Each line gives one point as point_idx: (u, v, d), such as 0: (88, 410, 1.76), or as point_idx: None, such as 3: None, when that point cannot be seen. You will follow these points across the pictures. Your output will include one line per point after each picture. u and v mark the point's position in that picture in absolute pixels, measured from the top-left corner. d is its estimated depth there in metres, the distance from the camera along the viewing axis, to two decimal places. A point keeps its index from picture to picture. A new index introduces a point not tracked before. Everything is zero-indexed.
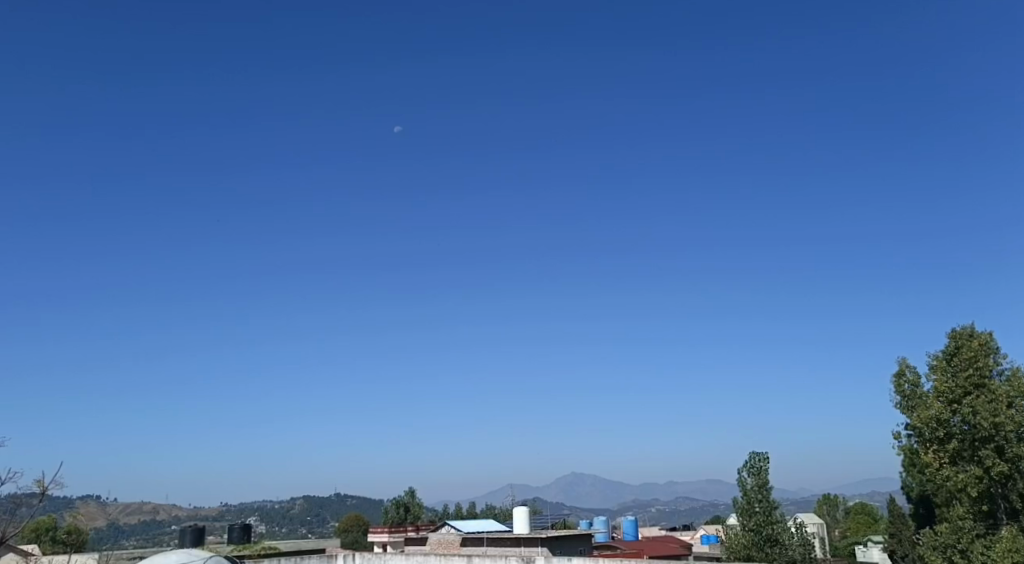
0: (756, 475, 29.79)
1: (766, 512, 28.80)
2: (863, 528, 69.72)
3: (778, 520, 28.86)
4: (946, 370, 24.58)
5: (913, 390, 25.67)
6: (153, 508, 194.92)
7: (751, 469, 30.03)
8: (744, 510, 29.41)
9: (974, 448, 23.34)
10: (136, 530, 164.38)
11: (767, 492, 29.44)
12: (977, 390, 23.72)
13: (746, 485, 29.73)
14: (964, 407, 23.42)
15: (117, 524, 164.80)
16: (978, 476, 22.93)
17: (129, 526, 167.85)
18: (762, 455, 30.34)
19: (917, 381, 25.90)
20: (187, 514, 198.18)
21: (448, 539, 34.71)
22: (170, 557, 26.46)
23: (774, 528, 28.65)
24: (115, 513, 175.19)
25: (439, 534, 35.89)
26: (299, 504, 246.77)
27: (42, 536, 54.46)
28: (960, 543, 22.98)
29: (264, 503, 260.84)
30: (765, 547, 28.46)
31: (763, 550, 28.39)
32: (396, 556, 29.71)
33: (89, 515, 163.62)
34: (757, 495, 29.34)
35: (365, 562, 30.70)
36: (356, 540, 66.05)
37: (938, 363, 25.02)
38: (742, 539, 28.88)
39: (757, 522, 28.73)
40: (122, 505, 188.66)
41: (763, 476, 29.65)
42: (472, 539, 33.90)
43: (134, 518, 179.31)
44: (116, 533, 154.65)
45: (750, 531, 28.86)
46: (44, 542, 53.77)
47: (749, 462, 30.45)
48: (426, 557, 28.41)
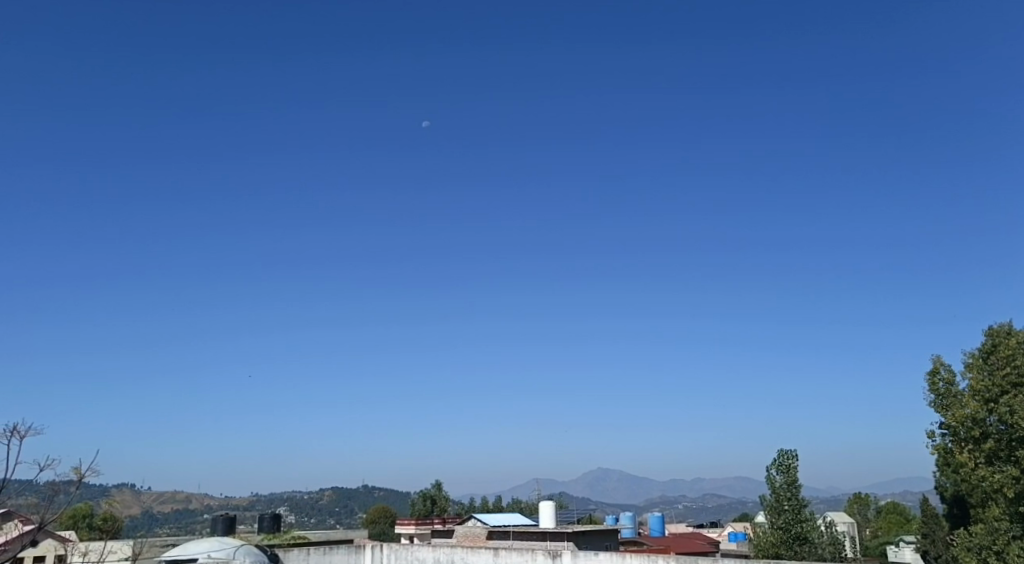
0: (786, 472, 29.45)
1: (795, 509, 28.50)
2: (895, 528, 68.79)
3: (807, 518, 28.54)
4: (982, 368, 24.15)
5: (948, 388, 25.23)
6: (186, 497, 198.53)
7: (780, 466, 29.70)
8: (772, 508, 29.12)
9: (1011, 448, 22.90)
10: (168, 518, 167.62)
11: (796, 490, 29.08)
12: (1014, 389, 23.20)
13: (775, 483, 29.43)
14: (1000, 407, 22.96)
15: (153, 512, 168.42)
16: (1014, 477, 22.41)
17: (162, 514, 171.21)
18: (792, 452, 29.97)
19: (951, 380, 25.45)
20: (218, 503, 201.75)
21: (475, 532, 34.92)
22: (202, 546, 26.96)
23: (803, 526, 28.36)
24: (149, 502, 179.11)
25: (465, 527, 36.11)
26: (328, 495, 249.75)
27: (78, 523, 55.78)
28: (995, 544, 22.63)
29: (293, 494, 264.31)
30: (794, 546, 28.24)
31: (792, 549, 28.19)
32: (423, 548, 29.88)
33: (124, 502, 167.37)
34: (786, 492, 29.01)
35: (393, 553, 30.90)
36: (383, 531, 66.64)
37: (973, 362, 24.61)
38: (771, 537, 28.66)
39: (786, 520, 28.47)
40: (156, 493, 192.64)
41: (793, 473, 29.28)
42: (498, 532, 34.17)
43: (167, 506, 182.96)
44: (149, 520, 157.52)
45: (779, 529, 28.61)
46: (81, 528, 55.19)
47: (778, 459, 30.08)
48: (452, 549, 28.54)
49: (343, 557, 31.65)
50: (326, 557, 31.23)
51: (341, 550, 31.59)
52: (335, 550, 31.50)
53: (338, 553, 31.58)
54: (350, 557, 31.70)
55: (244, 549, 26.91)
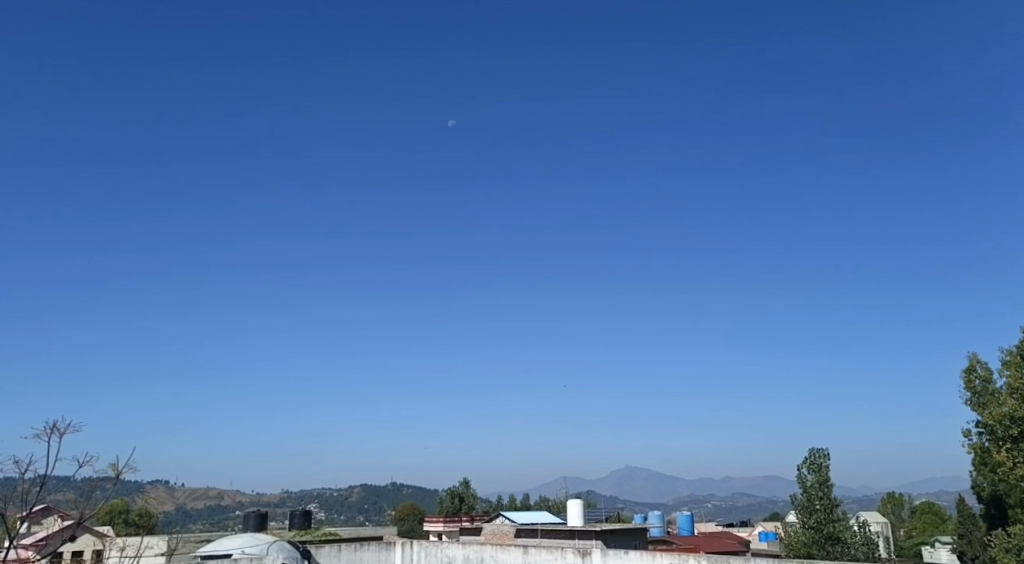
0: (817, 472, 29.11)
1: (827, 509, 28.18)
2: (930, 528, 67.61)
3: (839, 517, 28.22)
4: (1021, 365, 23.64)
5: (984, 386, 24.78)
6: (219, 494, 201.37)
7: (811, 465, 29.37)
8: (803, 507, 28.81)
9: None
10: (201, 514, 170.13)
11: (828, 489, 28.74)
12: None
13: (805, 482, 29.10)
14: None
15: (186, 509, 171.17)
16: None
17: (195, 510, 173.80)
18: (823, 451, 29.60)
19: (988, 378, 24.96)
20: (249, 500, 204.46)
21: (503, 530, 35.04)
22: (235, 541, 27.38)
23: (836, 526, 28.04)
24: (183, 499, 182.08)
25: (493, 525, 36.23)
26: (357, 492, 251.86)
27: (115, 518, 56.92)
28: None
29: (323, 490, 267.04)
30: (826, 546, 27.94)
31: (823, 549, 27.90)
32: (453, 545, 30.04)
33: (158, 498, 170.36)
34: (817, 492, 28.69)
35: (423, 550, 31.12)
36: (411, 528, 67.13)
37: (1012, 359, 24.09)
38: (803, 537, 28.39)
39: (817, 519, 28.16)
40: (189, 490, 195.81)
41: (824, 472, 28.94)
42: (526, 530, 34.25)
43: (200, 503, 185.69)
44: (183, 516, 160.27)
45: (810, 529, 28.30)
46: (118, 524, 56.32)
47: (809, 458, 29.73)
48: (481, 547, 28.69)
49: (374, 554, 31.90)
50: (357, 553, 31.50)
51: (371, 547, 31.84)
52: (365, 547, 31.76)
53: (369, 549, 31.84)
54: (380, 553, 31.93)
55: (277, 545, 27.30)
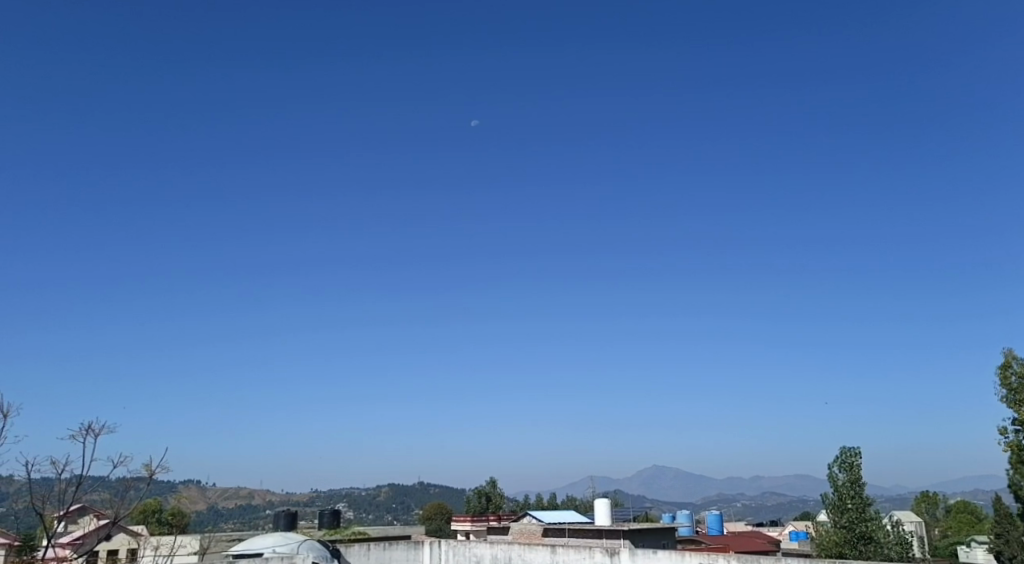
0: (848, 471, 28.72)
1: (859, 508, 27.81)
2: (966, 528, 66.33)
3: (872, 517, 27.81)
4: None
5: (1021, 382, 24.29)
6: (249, 493, 203.82)
7: (842, 464, 28.99)
8: (835, 507, 28.46)
9: None
10: (232, 513, 172.19)
11: (860, 488, 28.34)
12: None
13: (837, 481, 28.73)
14: None
15: (218, 508, 173.53)
16: None
17: (227, 509, 175.89)
18: (854, 449, 29.17)
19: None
20: (280, 499, 206.76)
21: (530, 529, 35.08)
22: (266, 540, 27.70)
23: (868, 525, 27.65)
24: (215, 499, 184.55)
25: (521, 524, 36.28)
26: (385, 492, 253.81)
27: (149, 517, 57.85)
28: None
29: (351, 491, 268.67)
30: (858, 545, 27.54)
31: (856, 548, 27.51)
32: (480, 545, 30.10)
33: (191, 498, 172.66)
34: (848, 491, 28.31)
35: (451, 549, 31.26)
36: (439, 527, 67.39)
37: None
38: (835, 536, 28.04)
39: (849, 518, 27.79)
40: (221, 489, 198.55)
41: (856, 471, 28.54)
42: (554, 529, 34.27)
43: (231, 502, 187.98)
44: (215, 516, 162.59)
45: (842, 528, 27.94)
46: (152, 523, 57.22)
47: (841, 456, 29.33)
48: (509, 546, 28.74)
49: (402, 552, 32.02)
50: (386, 552, 31.67)
51: (400, 546, 31.97)
52: (394, 546, 31.90)
53: (398, 548, 31.96)
54: (409, 552, 32.06)
55: (307, 544, 27.56)
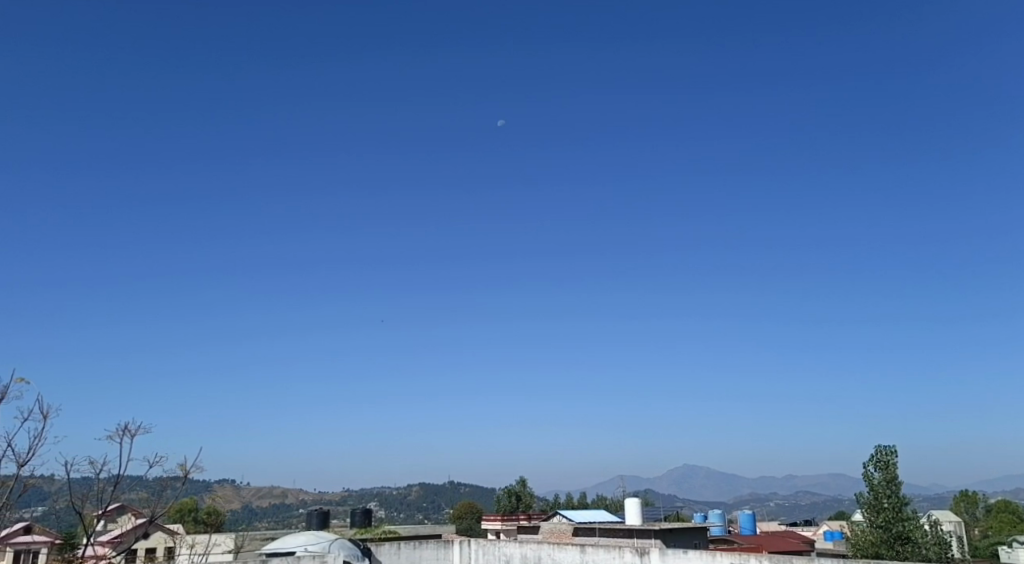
0: (884, 469, 28.23)
1: (896, 508, 27.34)
2: (1007, 528, 64.91)
3: (909, 516, 27.31)
4: None
5: None
6: (283, 492, 206.42)
7: (878, 463, 28.51)
8: (871, 506, 28.03)
9: None
10: (266, 512, 174.42)
11: (897, 487, 27.84)
12: None
13: (873, 480, 28.25)
14: None
15: (252, 507, 176.03)
16: None
17: (261, 508, 178.33)
18: (890, 448, 28.65)
19: None
20: (313, 499, 209.07)
21: (560, 529, 35.06)
22: (299, 539, 28.00)
23: (905, 525, 27.14)
24: (250, 498, 187.43)
25: (551, 523, 36.31)
26: (416, 491, 255.40)
27: (185, 516, 58.88)
28: None
29: (383, 490, 269.89)
30: (895, 545, 27.08)
31: (893, 548, 27.05)
32: (510, 544, 30.14)
33: (226, 498, 175.32)
34: (884, 490, 27.86)
35: (481, 548, 31.31)
36: (469, 526, 67.81)
37: None
38: (870, 536, 27.61)
39: (886, 518, 27.35)
40: (256, 488, 201.69)
41: (892, 470, 28.06)
42: (584, 528, 34.20)
43: (265, 501, 190.51)
44: (250, 515, 164.89)
45: (878, 528, 27.51)
46: (188, 522, 58.23)
47: (876, 454, 28.84)
48: (539, 545, 28.69)
49: (432, 551, 32.13)
50: (416, 551, 31.77)
51: (430, 545, 32.06)
52: (424, 545, 31.99)
53: (427, 547, 32.05)
54: (439, 551, 32.16)
55: (339, 543, 27.83)
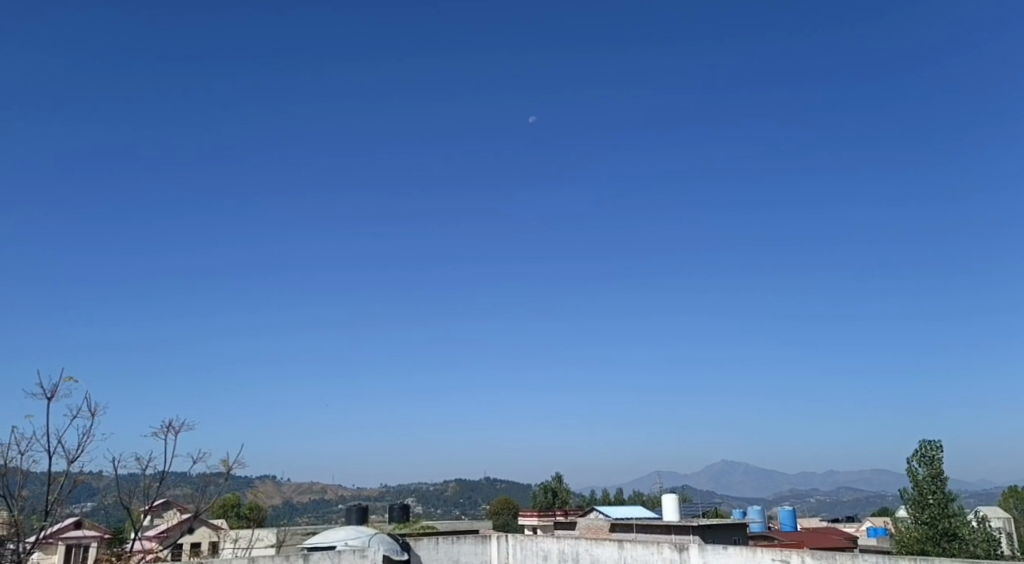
0: (929, 465, 27.66)
1: (941, 504, 26.80)
2: None
3: (955, 513, 26.74)
4: None
5: None
6: (322, 487, 209.13)
7: (922, 458, 27.92)
8: (915, 502, 27.51)
9: None
10: (307, 507, 176.76)
11: (942, 483, 27.26)
12: None
13: (917, 476, 27.69)
14: None
15: (293, 502, 178.80)
16: None
17: (301, 503, 180.85)
18: (936, 443, 28.03)
19: None
20: (351, 494, 211.55)
21: (597, 525, 35.05)
22: (339, 534, 28.39)
23: (951, 521, 26.58)
24: (290, 493, 190.50)
25: (587, 519, 36.28)
26: (453, 486, 256.99)
27: (229, 511, 59.87)
28: None
29: (420, 485, 272.48)
30: (941, 542, 26.51)
31: (939, 545, 26.49)
32: (547, 539, 30.18)
33: (268, 493, 178.30)
34: (929, 486, 27.31)
35: (518, 543, 31.37)
36: (506, 522, 68.23)
37: None
38: (915, 533, 27.11)
39: (931, 514, 26.82)
40: (297, 484, 204.78)
41: (937, 465, 27.47)
42: (621, 525, 34.12)
43: (306, 496, 193.43)
44: (291, 511, 167.58)
45: (923, 525, 26.98)
46: (231, 517, 59.22)
47: (921, 449, 28.24)
48: (576, 541, 28.68)
49: (470, 546, 32.22)
50: (455, 545, 31.86)
51: (468, 540, 32.16)
52: (463, 540, 32.09)
53: (466, 541, 32.18)
54: (476, 546, 32.27)
55: (378, 538, 28.13)
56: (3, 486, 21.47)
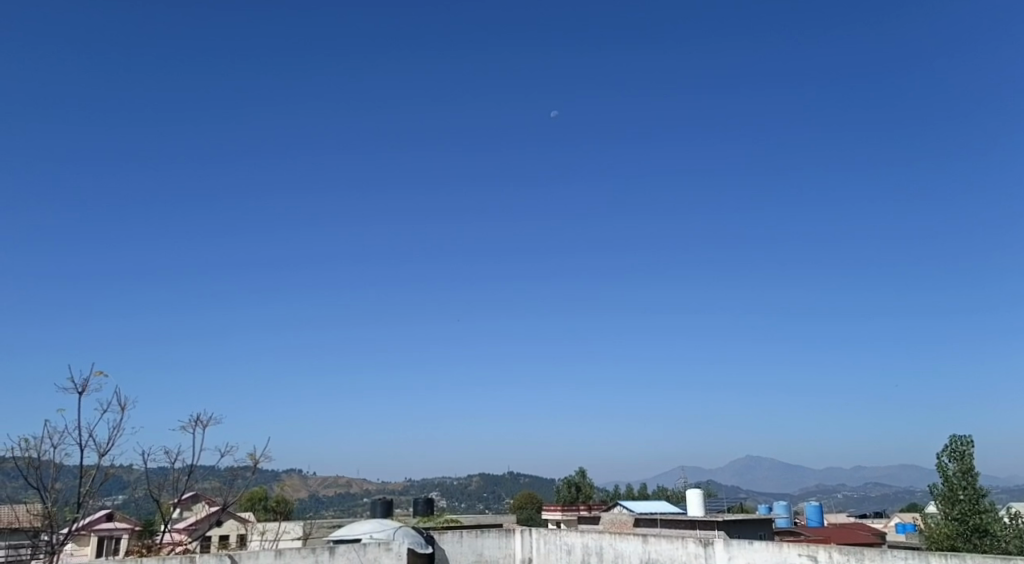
0: (959, 460, 27.23)
1: (972, 500, 26.39)
2: None
3: (987, 509, 26.30)
4: None
5: None
6: (348, 481, 210.75)
7: (953, 453, 27.49)
8: (945, 498, 27.11)
9: None
10: (332, 501, 178.29)
11: (973, 478, 26.83)
12: None
13: (947, 471, 27.29)
14: None
15: (319, 496, 180.44)
16: None
17: (327, 497, 182.51)
18: (966, 438, 27.58)
19: None
20: (376, 488, 213.09)
21: (621, 519, 34.97)
22: (364, 526, 28.57)
23: (982, 517, 26.13)
24: (316, 487, 192.35)
25: (611, 514, 36.22)
26: (476, 480, 257.74)
27: (256, 504, 60.55)
28: None
29: (445, 480, 273.75)
30: (972, 538, 26.09)
31: (970, 542, 26.08)
32: (571, 533, 30.16)
33: (294, 487, 180.13)
34: (959, 482, 26.89)
35: (542, 537, 31.39)
36: (530, 516, 68.31)
37: None
38: (945, 529, 26.72)
39: (961, 510, 26.43)
40: (323, 478, 206.57)
41: (967, 461, 27.04)
42: (645, 520, 34.01)
43: (331, 490, 195.13)
44: (317, 504, 169.14)
45: (953, 521, 26.60)
46: (257, 510, 59.87)
47: (951, 444, 27.80)
48: (600, 535, 28.62)
49: (495, 540, 32.27)
50: (479, 539, 31.87)
51: (492, 534, 32.18)
52: (486, 534, 32.11)
53: (490, 535, 32.19)
54: (500, 540, 32.30)
55: (403, 531, 28.27)
56: (36, 479, 21.90)
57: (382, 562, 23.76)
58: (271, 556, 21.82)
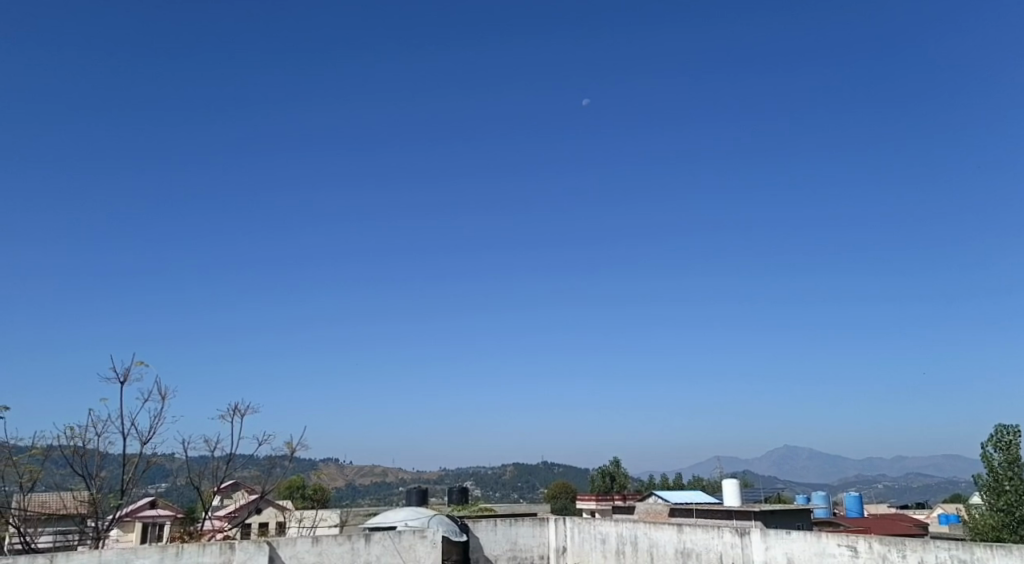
0: (1005, 450, 26.50)
1: (1018, 490, 25.70)
2: None
3: None
4: None
5: None
6: (384, 470, 212.50)
7: (998, 443, 26.77)
8: (990, 489, 26.44)
9: None
10: (368, 490, 180.03)
11: (1020, 469, 26.12)
12: None
13: (992, 461, 26.60)
14: None
15: (355, 485, 182.68)
16: None
17: (364, 486, 184.41)
18: (1012, 427, 26.83)
19: None
20: (412, 477, 214.77)
21: (656, 509, 34.73)
22: (399, 514, 28.82)
23: None
24: (352, 476, 194.54)
25: (646, 505, 35.94)
26: (512, 470, 258.63)
27: (294, 493, 61.45)
28: None
29: (480, 469, 274.86)
30: (1018, 529, 25.39)
31: (1016, 533, 25.36)
32: (605, 523, 30.08)
33: (331, 476, 182.47)
34: (1006, 472, 26.20)
35: (576, 525, 31.37)
36: (564, 507, 68.34)
37: None
38: (990, 520, 26.04)
39: (1007, 501, 25.74)
40: (359, 467, 208.76)
41: (1014, 450, 26.30)
42: (681, 510, 33.75)
43: (367, 479, 197.10)
44: (353, 493, 171.18)
45: (999, 511, 25.91)
46: (296, 498, 60.73)
47: (996, 434, 27.06)
48: (635, 525, 28.44)
49: (529, 528, 32.30)
50: (513, 528, 31.94)
51: (525, 523, 32.23)
52: (521, 522, 32.14)
53: (524, 524, 32.22)
54: (534, 528, 32.34)
55: (438, 519, 28.45)
56: (81, 467, 22.48)
57: (417, 549, 23.93)
58: (308, 544, 22.11)
